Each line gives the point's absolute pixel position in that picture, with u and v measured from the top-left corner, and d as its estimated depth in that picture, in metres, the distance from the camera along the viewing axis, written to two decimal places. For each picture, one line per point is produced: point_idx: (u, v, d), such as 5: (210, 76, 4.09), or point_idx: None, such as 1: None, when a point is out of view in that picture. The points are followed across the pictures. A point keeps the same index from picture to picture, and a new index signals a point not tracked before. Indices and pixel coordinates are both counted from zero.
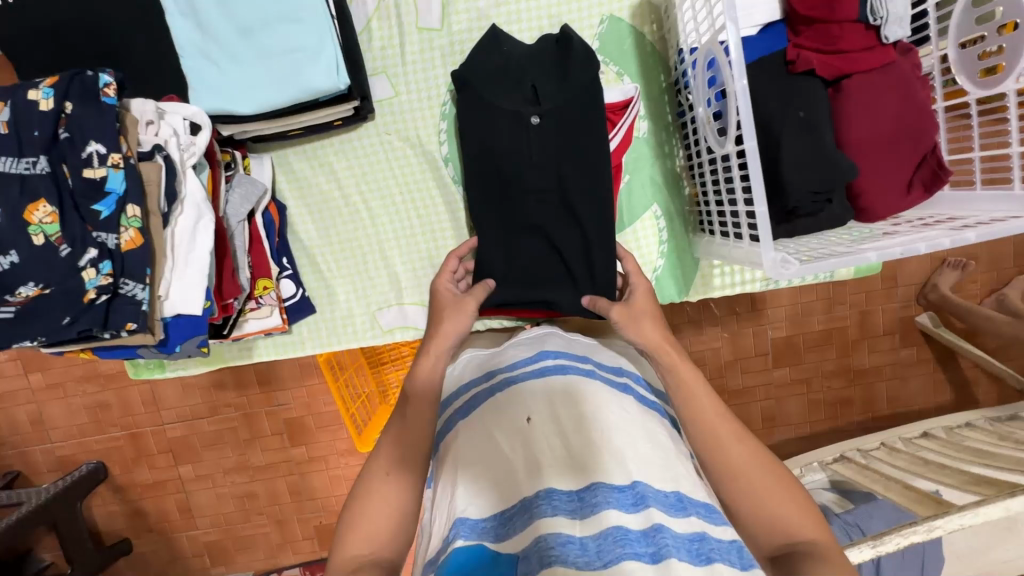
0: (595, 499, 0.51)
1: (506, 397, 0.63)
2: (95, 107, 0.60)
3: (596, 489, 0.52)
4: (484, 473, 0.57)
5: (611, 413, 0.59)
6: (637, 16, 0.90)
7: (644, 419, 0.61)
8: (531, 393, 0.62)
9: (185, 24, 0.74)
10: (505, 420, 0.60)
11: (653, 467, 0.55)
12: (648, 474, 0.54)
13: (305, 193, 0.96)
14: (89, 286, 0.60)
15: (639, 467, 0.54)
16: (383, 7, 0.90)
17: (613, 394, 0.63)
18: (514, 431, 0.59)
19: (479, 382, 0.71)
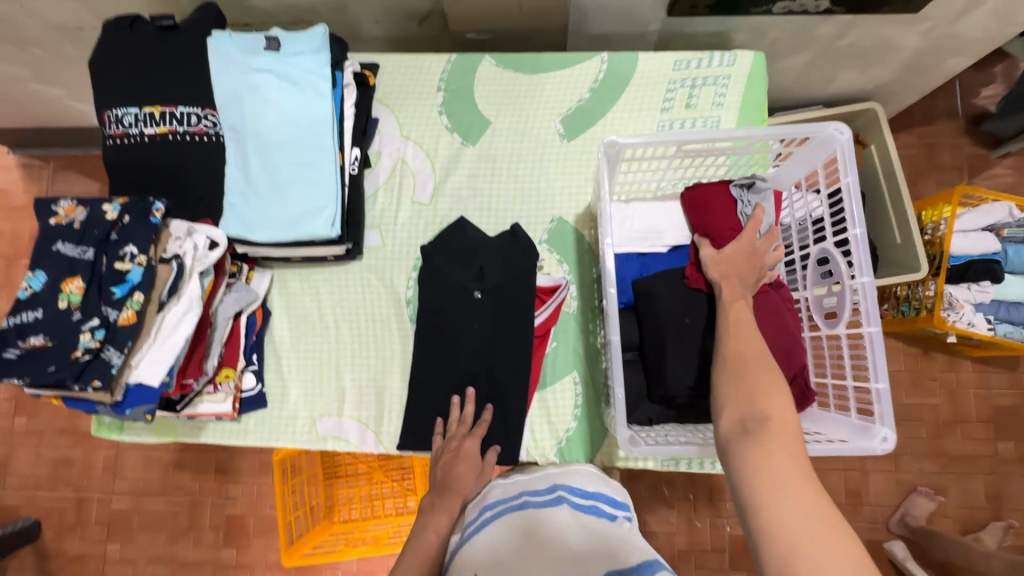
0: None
1: (458, 560, 0.75)
2: (144, 222, 0.84)
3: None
4: None
5: (543, 534, 0.74)
6: (579, 221, 1.15)
7: (568, 525, 0.77)
8: (472, 553, 0.74)
9: (236, 173, 1.01)
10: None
11: (591, 569, 0.67)
12: (585, 570, 0.65)
13: (290, 306, 1.16)
14: (80, 345, 0.78)
15: (574, 569, 0.66)
16: (390, 183, 1.19)
17: (541, 517, 0.78)
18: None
19: (440, 560, 0.81)
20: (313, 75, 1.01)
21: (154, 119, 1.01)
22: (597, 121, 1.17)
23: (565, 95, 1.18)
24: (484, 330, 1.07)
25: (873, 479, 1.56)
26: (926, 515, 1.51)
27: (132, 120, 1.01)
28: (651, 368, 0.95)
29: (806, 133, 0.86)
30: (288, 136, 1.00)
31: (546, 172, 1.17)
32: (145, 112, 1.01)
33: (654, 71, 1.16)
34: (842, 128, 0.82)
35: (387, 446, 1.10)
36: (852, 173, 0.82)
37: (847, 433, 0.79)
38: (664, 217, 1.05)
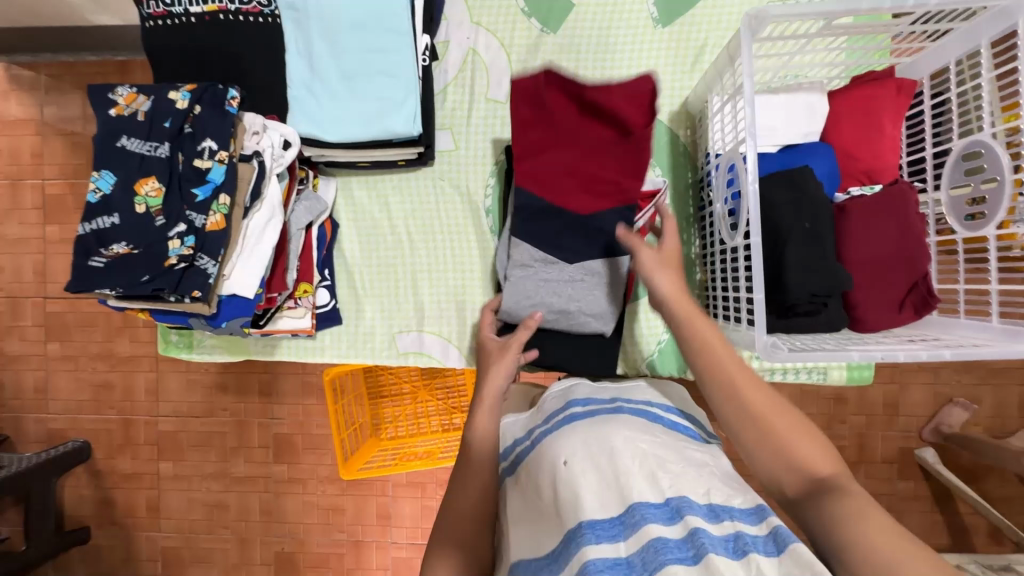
0: (635, 518, 0.53)
1: (542, 450, 0.67)
2: (220, 112, 0.74)
3: (634, 510, 0.54)
4: (535, 525, 0.60)
5: (641, 439, 0.64)
6: (673, 121, 1.05)
7: (670, 446, 0.64)
8: (559, 440, 0.66)
9: (299, 62, 0.90)
10: (545, 468, 0.64)
11: (688, 483, 0.58)
12: (683, 489, 0.57)
13: (358, 217, 1.08)
14: (172, 253, 0.71)
15: (670, 485, 0.57)
16: (460, 78, 1.06)
17: (638, 429, 0.66)
18: (551, 476, 0.62)
19: (521, 440, 0.76)
20: None
21: None
22: (696, 4, 1.03)
23: None
24: (584, 240, 0.94)
25: (911, 391, 1.60)
26: (958, 422, 1.56)
27: None
28: (768, 274, 0.90)
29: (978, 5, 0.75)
30: (358, 15, 0.88)
31: (635, 65, 1.04)
32: None
33: None
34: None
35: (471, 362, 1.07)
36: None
37: (991, 337, 0.77)
38: (779, 111, 0.94)
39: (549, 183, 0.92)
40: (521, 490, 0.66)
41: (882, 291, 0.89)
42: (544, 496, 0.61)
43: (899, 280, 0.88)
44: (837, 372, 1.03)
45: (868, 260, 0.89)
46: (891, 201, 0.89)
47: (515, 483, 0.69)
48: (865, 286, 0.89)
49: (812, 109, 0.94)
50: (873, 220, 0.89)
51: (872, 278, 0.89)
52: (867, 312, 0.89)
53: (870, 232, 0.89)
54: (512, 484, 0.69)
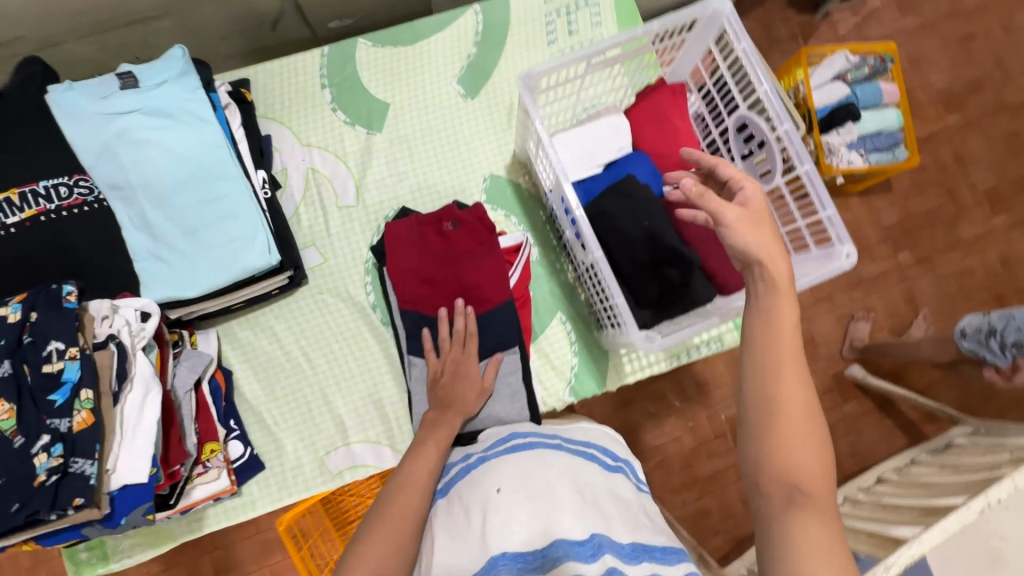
0: (556, 554, 0.57)
1: (478, 475, 0.70)
2: (58, 311, 0.72)
3: (555, 545, 0.57)
4: (454, 550, 0.61)
5: (576, 478, 0.68)
6: (510, 173, 1.15)
7: (603, 488, 0.69)
8: (498, 468, 0.69)
9: (138, 235, 0.90)
10: (476, 495, 0.65)
11: (613, 523, 0.62)
12: (608, 531, 0.61)
13: (249, 356, 1.06)
14: (40, 469, 0.66)
15: (600, 524, 0.61)
16: (308, 196, 1.11)
17: (574, 466, 0.70)
18: (483, 503, 0.64)
19: (457, 463, 0.78)
20: (187, 103, 0.91)
21: (14, 204, 0.86)
22: (493, 73, 1.17)
23: (451, 57, 1.16)
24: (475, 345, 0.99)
25: (819, 322, 1.76)
26: (866, 333, 1.73)
27: None
28: (631, 275, 0.99)
29: (693, 16, 0.94)
30: (185, 175, 0.90)
31: (462, 137, 1.15)
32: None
33: (527, 11, 1.18)
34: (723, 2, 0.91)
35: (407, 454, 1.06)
36: (743, 38, 0.91)
37: (815, 263, 0.89)
38: (590, 139, 1.07)
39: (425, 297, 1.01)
40: (448, 513, 0.67)
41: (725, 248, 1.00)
42: (467, 521, 0.63)
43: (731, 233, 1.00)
44: (731, 335, 1.13)
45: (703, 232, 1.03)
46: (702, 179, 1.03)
47: (444, 504, 0.70)
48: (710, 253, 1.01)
49: (617, 128, 1.08)
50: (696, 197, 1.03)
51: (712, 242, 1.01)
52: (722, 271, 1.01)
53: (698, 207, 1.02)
54: (443, 504, 0.70)
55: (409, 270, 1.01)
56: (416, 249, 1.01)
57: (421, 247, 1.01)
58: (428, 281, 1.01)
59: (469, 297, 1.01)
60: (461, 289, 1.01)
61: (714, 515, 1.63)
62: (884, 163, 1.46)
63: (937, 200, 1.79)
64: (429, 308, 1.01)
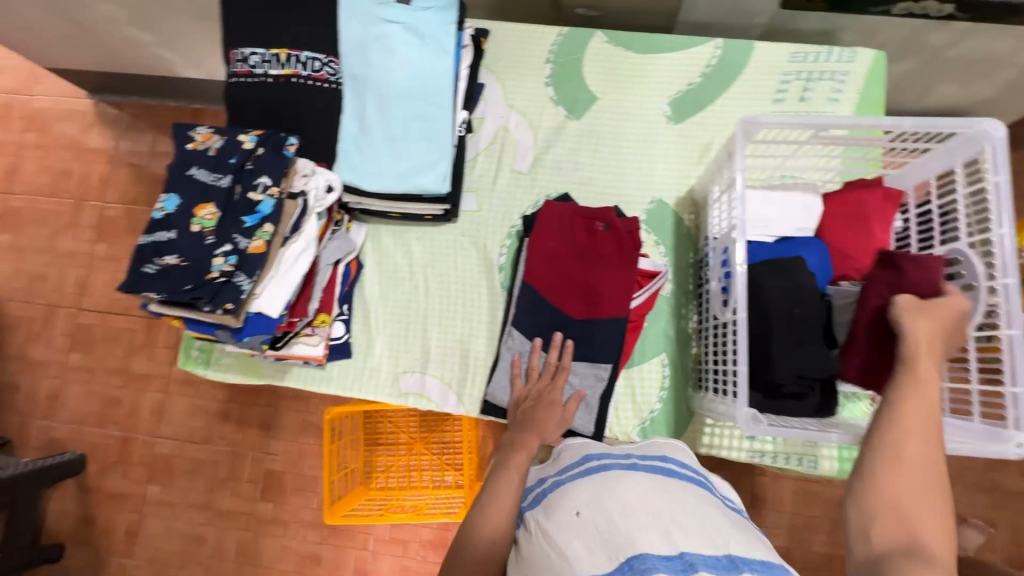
0: (642, 566, 0.54)
1: (557, 497, 0.70)
2: (278, 156, 0.86)
3: (640, 558, 0.55)
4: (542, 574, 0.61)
5: (653, 494, 0.65)
6: (679, 205, 1.14)
7: (685, 504, 0.65)
8: (574, 491, 0.69)
9: (353, 124, 1.03)
10: (559, 516, 0.66)
11: (696, 535, 0.59)
12: (695, 545, 0.57)
13: (382, 260, 1.17)
14: (215, 267, 0.80)
15: (686, 539, 0.58)
16: (491, 149, 1.19)
17: (652, 489, 0.67)
18: (564, 528, 0.64)
19: (534, 489, 0.81)
20: (439, 31, 1.01)
21: (279, 61, 1.02)
22: (705, 108, 1.16)
23: (674, 78, 1.17)
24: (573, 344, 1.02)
25: None
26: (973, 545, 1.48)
27: (258, 60, 1.02)
28: (756, 352, 0.94)
29: (953, 127, 0.85)
30: (411, 90, 1.02)
31: (648, 154, 1.16)
32: (270, 53, 1.02)
33: (768, 62, 1.14)
34: (998, 127, 0.81)
35: (468, 408, 1.11)
36: (1002, 172, 0.82)
37: (972, 438, 0.77)
38: (774, 206, 1.03)
39: (549, 281, 1.04)
40: (533, 539, 0.67)
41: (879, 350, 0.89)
42: (548, 546, 0.64)
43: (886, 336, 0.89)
44: (829, 462, 1.03)
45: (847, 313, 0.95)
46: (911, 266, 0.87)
47: (526, 529, 0.71)
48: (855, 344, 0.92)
49: (806, 208, 1.03)
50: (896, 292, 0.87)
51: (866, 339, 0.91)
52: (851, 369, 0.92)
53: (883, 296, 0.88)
54: (536, 516, 0.71)
55: (547, 251, 1.04)
56: (561, 236, 1.05)
57: (566, 237, 1.05)
58: (557, 268, 1.05)
59: (587, 300, 1.03)
60: (584, 291, 1.03)
61: None
62: None
63: None
64: (548, 292, 1.04)
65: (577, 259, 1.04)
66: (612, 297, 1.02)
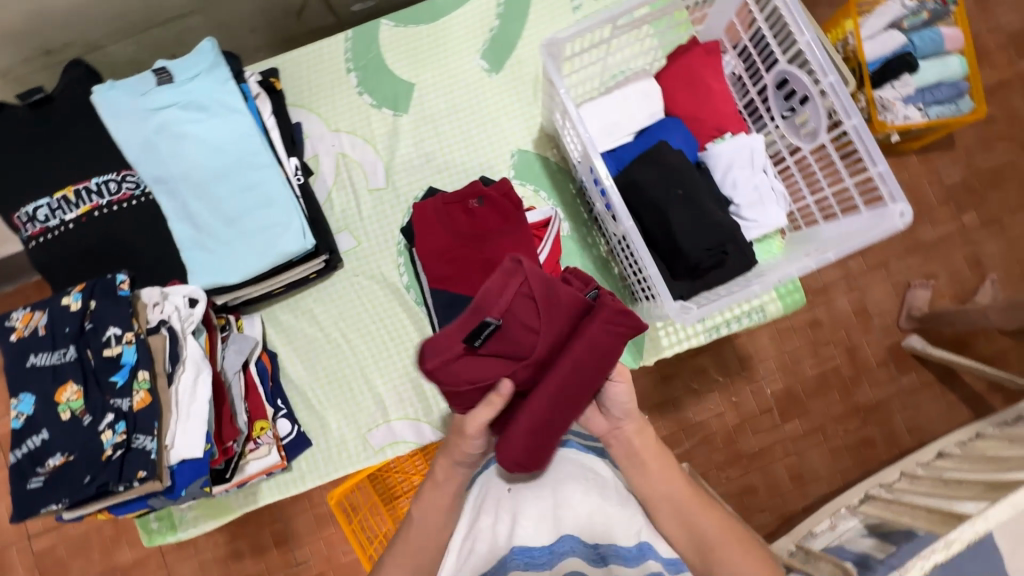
0: (563, 551, 0.72)
1: (491, 475, 0.82)
2: (113, 298, 0.77)
3: (563, 543, 0.73)
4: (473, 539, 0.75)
5: (575, 479, 0.79)
6: (538, 147, 1.13)
7: (598, 486, 0.80)
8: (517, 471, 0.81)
9: (183, 226, 0.94)
10: (491, 495, 0.79)
11: (612, 530, 0.74)
12: (611, 539, 0.73)
13: (292, 339, 1.10)
14: (107, 444, 0.72)
15: (599, 531, 0.74)
16: (340, 181, 1.13)
17: (578, 472, 0.81)
18: (498, 503, 0.77)
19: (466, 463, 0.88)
20: (219, 94, 0.93)
21: (70, 202, 0.91)
22: (516, 44, 1.14)
23: (473, 31, 1.14)
24: None
25: (872, 292, 1.66)
26: (925, 302, 1.63)
27: (47, 212, 0.91)
28: (663, 246, 0.96)
29: None
30: (221, 165, 0.93)
31: (487, 112, 1.14)
32: (57, 199, 0.91)
33: None
34: None
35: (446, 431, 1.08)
36: None
37: (866, 225, 0.83)
38: (619, 107, 1.03)
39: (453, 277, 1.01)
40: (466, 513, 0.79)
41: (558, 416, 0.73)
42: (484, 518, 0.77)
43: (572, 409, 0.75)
44: (773, 305, 1.09)
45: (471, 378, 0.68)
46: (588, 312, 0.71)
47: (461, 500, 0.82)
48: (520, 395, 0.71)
49: (648, 94, 1.04)
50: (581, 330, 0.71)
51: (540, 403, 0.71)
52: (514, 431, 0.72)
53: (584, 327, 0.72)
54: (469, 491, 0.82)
55: (438, 250, 1.01)
56: (443, 231, 1.01)
57: (448, 228, 1.01)
58: (456, 259, 1.01)
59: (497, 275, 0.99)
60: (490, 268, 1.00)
61: (761, 491, 1.59)
62: (946, 116, 1.33)
63: (1005, 158, 1.65)
64: (459, 287, 1.00)
65: (474, 244, 1.00)
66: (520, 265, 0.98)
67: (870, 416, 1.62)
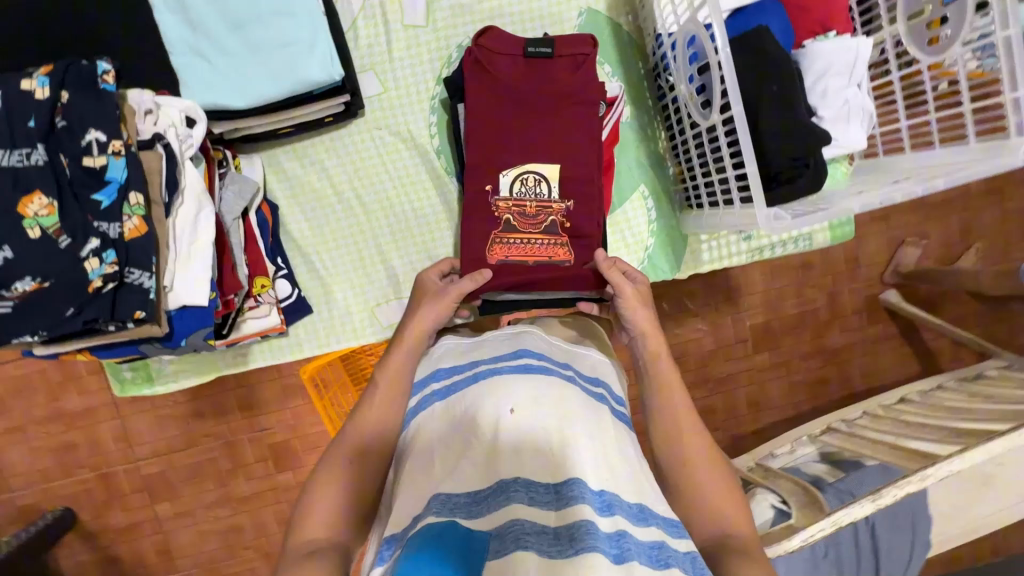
0: (571, 493, 0.48)
1: (488, 386, 0.59)
2: (94, 94, 0.60)
3: (570, 484, 0.49)
4: (453, 462, 0.53)
5: (591, 416, 0.57)
6: (612, 9, 0.96)
7: (614, 432, 0.58)
8: (509, 384, 0.59)
9: (173, 19, 0.73)
10: (484, 413, 0.56)
11: (623, 480, 0.53)
12: (618, 486, 0.51)
13: (297, 192, 0.95)
14: (93, 275, 0.58)
15: (610, 474, 0.52)
16: (369, 6, 0.92)
17: (589, 405, 0.59)
18: (491, 419, 0.55)
19: (459, 368, 0.66)
20: None
21: None
22: None
23: None
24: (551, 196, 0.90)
25: (868, 241, 1.65)
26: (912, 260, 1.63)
27: None
28: None
29: None
30: None
31: None
32: None
33: None
34: None
35: None
36: None
37: (970, 159, 0.76)
38: None
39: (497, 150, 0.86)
40: (447, 428, 0.58)
41: (501, 160, 0.86)
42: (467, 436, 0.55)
43: (508, 222, 0.87)
44: (821, 235, 1.04)
45: (512, 53, 0.85)
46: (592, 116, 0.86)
47: (440, 407, 0.61)
48: (500, 109, 0.85)
49: None
50: (569, 187, 0.87)
51: (500, 108, 0.85)
52: (471, 90, 0.85)
53: (568, 233, 0.88)
54: (439, 407, 0.61)
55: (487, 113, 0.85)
56: (496, 92, 0.85)
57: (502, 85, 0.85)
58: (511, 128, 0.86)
59: (553, 157, 0.86)
60: (547, 146, 0.86)
61: (719, 412, 1.66)
62: None
63: None
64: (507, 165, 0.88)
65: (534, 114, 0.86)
66: (578, 145, 0.86)
67: (833, 358, 1.69)
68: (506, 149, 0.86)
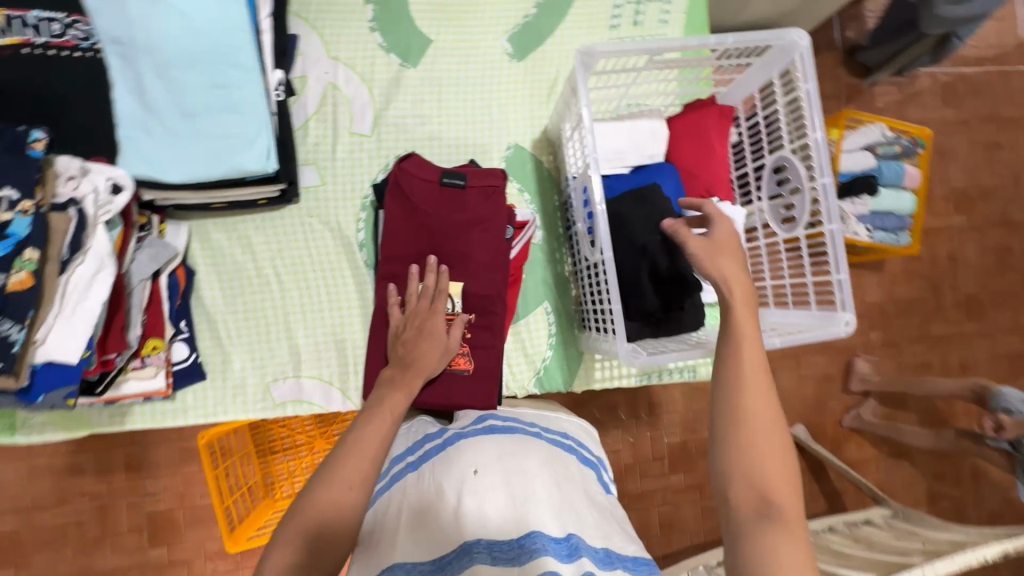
0: (532, 545, 0.56)
1: (456, 454, 0.71)
2: (20, 158, 0.66)
3: (530, 538, 0.57)
4: (422, 530, 0.61)
5: (550, 471, 0.69)
6: (536, 148, 1.10)
7: (575, 482, 0.71)
8: (475, 452, 0.71)
9: (129, 100, 0.81)
10: (451, 478, 0.66)
11: (589, 528, 0.63)
12: (583, 531, 0.61)
13: (217, 262, 1.00)
14: None
15: (567, 524, 0.61)
16: (322, 112, 1.04)
17: (549, 460, 0.72)
18: (458, 483, 0.65)
19: (431, 439, 0.79)
20: None
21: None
22: (546, 40, 1.10)
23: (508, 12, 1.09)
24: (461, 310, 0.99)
25: None
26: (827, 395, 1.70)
27: None
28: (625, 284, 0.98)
29: (769, 40, 0.90)
30: (196, 51, 0.82)
31: (497, 96, 1.09)
32: None
33: None
34: (803, 36, 0.88)
35: (356, 402, 1.02)
36: (810, 79, 0.88)
37: (812, 323, 0.88)
38: (623, 137, 1.03)
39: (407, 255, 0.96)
40: (418, 489, 0.67)
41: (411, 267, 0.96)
42: (438, 500, 0.64)
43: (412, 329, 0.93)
44: (705, 368, 1.12)
45: (428, 178, 0.95)
46: (495, 237, 0.96)
47: (413, 476, 0.71)
48: (415, 220, 0.95)
49: (654, 134, 1.05)
50: (473, 304, 0.96)
51: (415, 219, 0.95)
52: (394, 208, 0.95)
53: (467, 346, 0.96)
54: (412, 476, 0.71)
55: (404, 221, 0.95)
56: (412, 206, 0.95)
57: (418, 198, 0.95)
58: (426, 237, 0.95)
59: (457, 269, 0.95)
60: (455, 258, 0.95)
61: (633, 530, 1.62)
62: (886, 243, 1.43)
63: (920, 291, 1.66)
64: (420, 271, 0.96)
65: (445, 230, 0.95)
66: (482, 262, 0.95)
67: None
68: (425, 258, 0.95)
